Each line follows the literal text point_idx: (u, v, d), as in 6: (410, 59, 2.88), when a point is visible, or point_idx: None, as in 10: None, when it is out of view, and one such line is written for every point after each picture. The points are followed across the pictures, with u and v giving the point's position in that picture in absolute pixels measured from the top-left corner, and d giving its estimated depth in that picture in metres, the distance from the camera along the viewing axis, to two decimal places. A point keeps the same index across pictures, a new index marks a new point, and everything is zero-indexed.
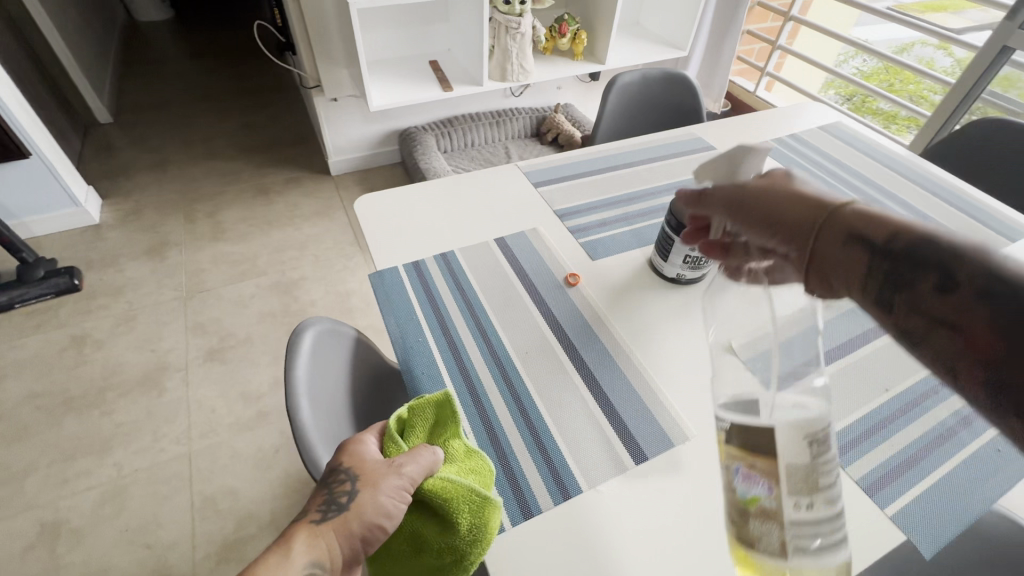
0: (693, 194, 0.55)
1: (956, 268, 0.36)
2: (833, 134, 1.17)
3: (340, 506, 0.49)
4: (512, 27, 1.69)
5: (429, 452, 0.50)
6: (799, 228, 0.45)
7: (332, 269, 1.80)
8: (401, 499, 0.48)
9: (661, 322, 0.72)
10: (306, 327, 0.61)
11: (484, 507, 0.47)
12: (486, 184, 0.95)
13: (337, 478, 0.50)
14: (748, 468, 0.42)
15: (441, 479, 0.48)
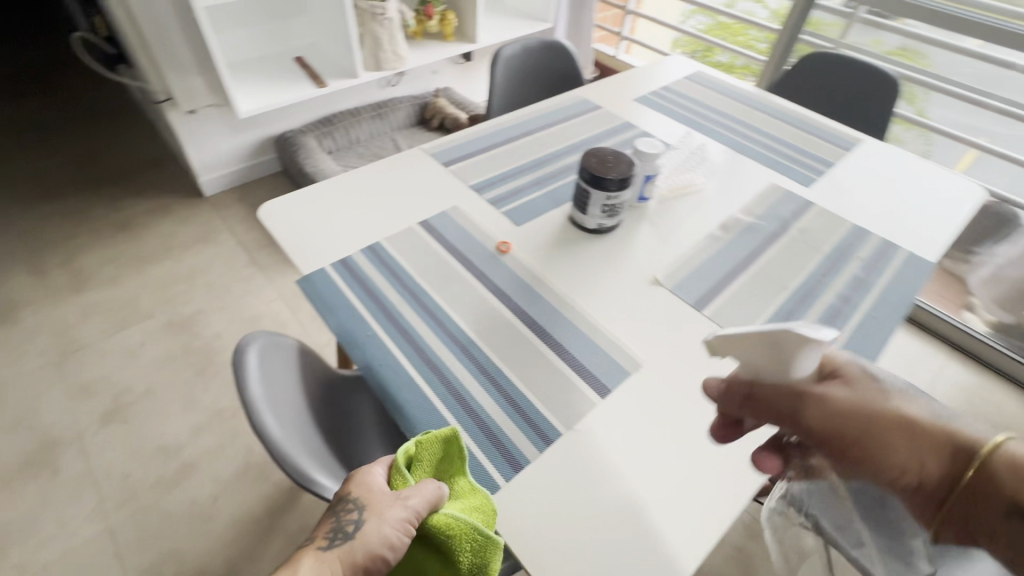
0: (746, 399, 0.48)
1: None
2: (695, 82, 1.30)
3: (346, 535, 0.50)
4: (378, 14, 1.64)
5: (435, 488, 0.50)
6: (928, 479, 0.42)
7: (232, 295, 1.65)
8: (404, 532, 0.48)
9: (592, 271, 0.77)
10: (247, 342, 0.57)
11: (487, 549, 0.47)
12: (395, 171, 0.93)
13: (345, 506, 0.51)
14: None
15: (446, 515, 0.49)
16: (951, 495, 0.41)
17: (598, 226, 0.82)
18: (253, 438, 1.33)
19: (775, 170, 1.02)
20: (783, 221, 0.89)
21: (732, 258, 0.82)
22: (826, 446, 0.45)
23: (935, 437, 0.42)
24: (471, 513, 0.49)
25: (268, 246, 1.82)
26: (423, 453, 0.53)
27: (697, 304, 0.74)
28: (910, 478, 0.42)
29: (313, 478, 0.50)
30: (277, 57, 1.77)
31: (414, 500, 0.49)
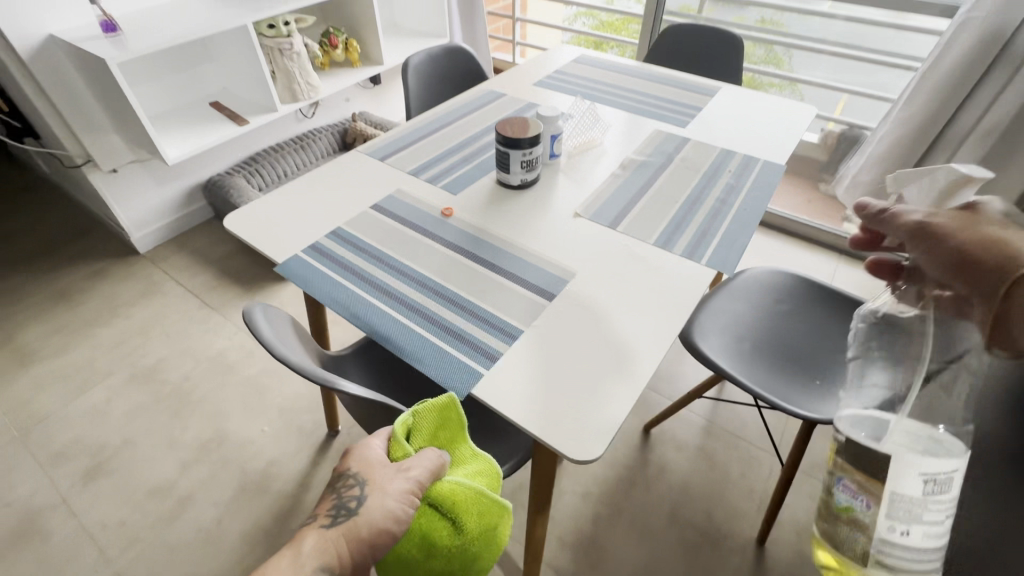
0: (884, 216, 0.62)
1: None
2: (582, 63, 1.51)
3: (349, 511, 0.62)
4: (285, 48, 1.75)
5: (437, 458, 0.65)
6: (982, 281, 0.48)
7: (191, 338, 1.68)
8: (407, 501, 0.62)
9: (523, 217, 0.94)
10: (254, 306, 0.69)
11: (488, 505, 0.66)
12: (339, 172, 1.05)
13: (348, 484, 0.64)
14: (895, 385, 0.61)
15: (454, 484, 0.65)
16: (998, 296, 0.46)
17: (521, 181, 0.98)
18: (243, 460, 1.37)
19: (657, 119, 1.23)
20: (668, 155, 1.10)
21: (633, 188, 1.01)
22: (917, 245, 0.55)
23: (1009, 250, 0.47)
24: (475, 478, 0.68)
25: (217, 286, 1.86)
26: (424, 426, 0.68)
27: (612, 224, 0.92)
28: (963, 285, 0.50)
29: (349, 389, 0.67)
30: (193, 104, 1.83)
31: (415, 472, 0.64)
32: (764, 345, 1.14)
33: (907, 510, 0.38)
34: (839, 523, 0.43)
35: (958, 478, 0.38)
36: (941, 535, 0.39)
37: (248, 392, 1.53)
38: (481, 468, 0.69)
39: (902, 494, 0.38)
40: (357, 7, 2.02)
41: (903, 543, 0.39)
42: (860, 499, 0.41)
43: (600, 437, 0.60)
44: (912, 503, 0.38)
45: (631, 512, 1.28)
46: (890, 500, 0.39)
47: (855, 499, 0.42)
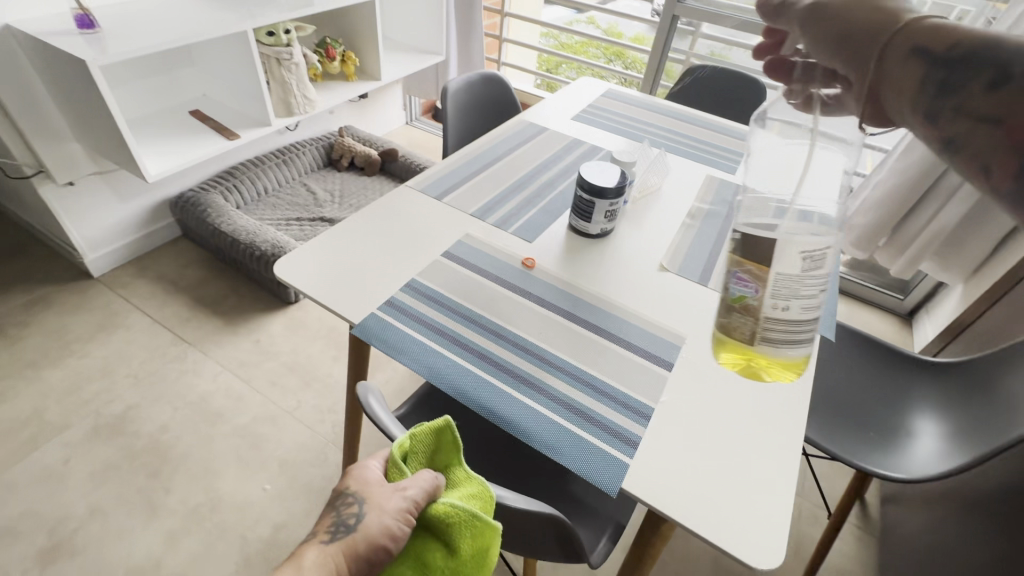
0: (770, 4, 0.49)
1: (1005, 64, 0.33)
2: (611, 98, 1.49)
3: (347, 528, 0.56)
4: (284, 59, 1.60)
5: (430, 476, 0.57)
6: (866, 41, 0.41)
7: (165, 382, 1.46)
8: (403, 520, 0.54)
9: (609, 268, 0.88)
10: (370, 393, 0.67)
11: (484, 531, 0.53)
12: (393, 212, 0.94)
13: (347, 501, 0.58)
14: (742, 273, 0.55)
15: (444, 502, 0.55)
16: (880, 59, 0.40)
17: (600, 231, 0.93)
18: (245, 526, 1.20)
19: (705, 164, 1.22)
20: (729, 204, 1.08)
21: (710, 239, 0.98)
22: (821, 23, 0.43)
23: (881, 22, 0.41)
24: (467, 500, 0.56)
25: (192, 318, 1.64)
26: (416, 446, 0.60)
27: (702, 280, 0.88)
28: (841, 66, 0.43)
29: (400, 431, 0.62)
30: (170, 112, 1.63)
31: (411, 489, 0.56)
32: (814, 394, 1.15)
33: (789, 286, 0.51)
34: (735, 314, 0.57)
35: (829, 256, 0.51)
36: (814, 308, 0.53)
37: (241, 445, 1.35)
38: (477, 490, 0.57)
39: (787, 274, 0.51)
40: (357, 18, 1.90)
41: (785, 315, 0.53)
42: (751, 286, 0.55)
43: (778, 539, 0.55)
44: (793, 279, 0.51)
45: (674, 565, 1.24)
46: (776, 281, 0.52)
47: (747, 288, 0.55)
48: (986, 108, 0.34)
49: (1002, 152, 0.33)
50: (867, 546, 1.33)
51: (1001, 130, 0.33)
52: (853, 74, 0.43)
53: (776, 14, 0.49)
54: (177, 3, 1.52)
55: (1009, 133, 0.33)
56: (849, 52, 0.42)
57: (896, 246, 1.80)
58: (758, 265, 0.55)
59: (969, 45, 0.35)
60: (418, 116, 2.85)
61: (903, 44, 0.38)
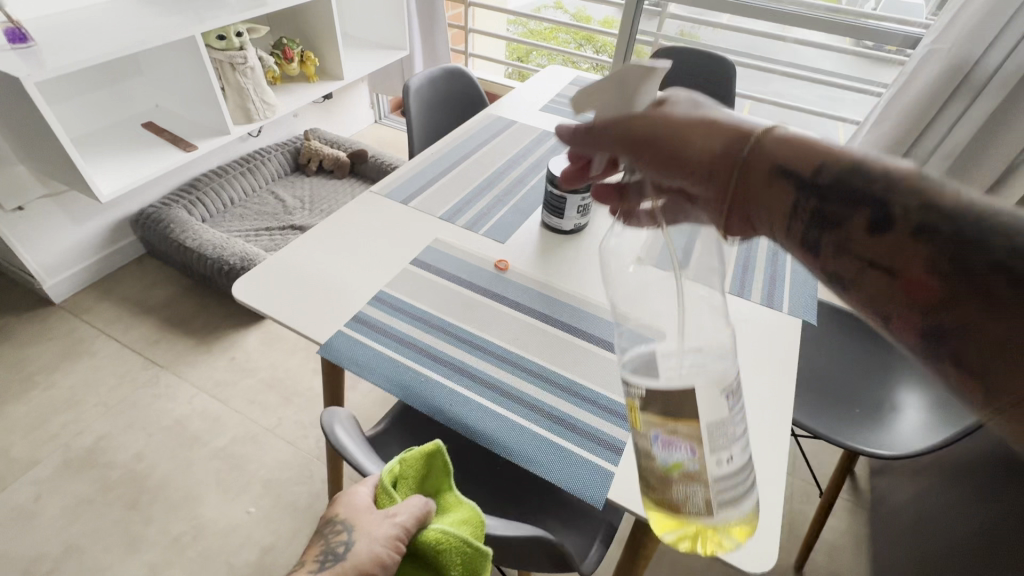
0: (577, 127, 0.48)
1: (889, 200, 0.33)
2: (580, 85, 1.46)
3: (336, 557, 0.55)
4: (239, 63, 1.53)
5: (421, 502, 0.57)
6: (713, 165, 0.42)
7: (138, 409, 1.41)
8: (392, 548, 0.53)
9: (585, 264, 0.86)
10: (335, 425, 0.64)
11: (476, 558, 0.53)
12: (359, 220, 0.90)
13: (336, 528, 0.57)
14: (670, 436, 0.45)
15: (436, 530, 0.54)
16: (734, 174, 0.41)
17: (574, 226, 0.90)
18: (230, 552, 1.16)
19: None
20: None
21: None
22: (642, 150, 0.44)
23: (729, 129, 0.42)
24: (457, 526, 0.56)
25: (162, 340, 1.58)
26: (405, 471, 0.59)
27: None
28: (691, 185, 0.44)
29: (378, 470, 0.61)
30: (121, 126, 1.55)
31: (400, 516, 0.55)
32: (801, 374, 1.14)
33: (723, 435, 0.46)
34: (676, 483, 0.46)
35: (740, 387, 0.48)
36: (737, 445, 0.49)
37: (222, 467, 1.31)
38: (467, 514, 0.57)
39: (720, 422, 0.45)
40: (313, 16, 1.83)
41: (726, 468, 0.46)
42: (685, 450, 0.45)
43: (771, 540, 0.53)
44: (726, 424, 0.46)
45: (670, 554, 1.24)
46: (710, 435, 0.45)
47: (681, 452, 0.45)
48: (871, 250, 0.33)
49: (900, 306, 0.32)
50: (859, 519, 1.34)
51: (893, 276, 0.33)
52: (705, 190, 0.43)
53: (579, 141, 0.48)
54: (119, 11, 1.44)
55: (905, 284, 0.32)
56: (703, 175, 0.43)
57: None
58: (686, 424, 0.44)
59: (831, 172, 0.36)
60: (388, 113, 2.79)
61: (767, 167, 0.39)
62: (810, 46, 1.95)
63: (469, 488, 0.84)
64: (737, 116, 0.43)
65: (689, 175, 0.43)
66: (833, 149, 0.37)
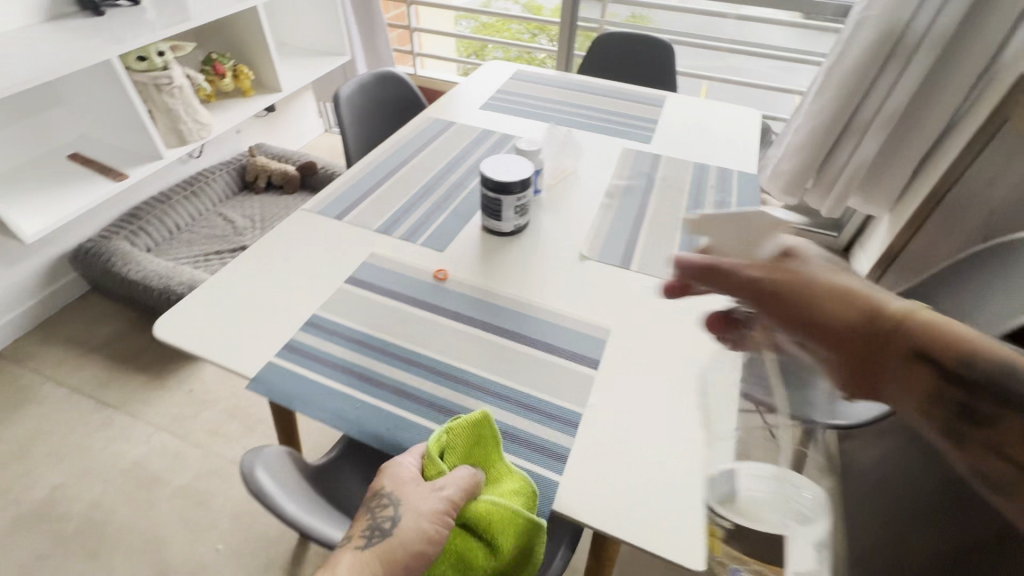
0: (706, 266, 0.61)
1: (1014, 396, 0.42)
2: (519, 79, 1.43)
3: (385, 532, 0.50)
4: (164, 83, 1.47)
5: (465, 473, 0.54)
6: (844, 332, 0.51)
7: (92, 454, 1.35)
8: (440, 523, 0.51)
9: (528, 266, 0.84)
10: (254, 450, 0.54)
11: (528, 527, 0.54)
12: (291, 240, 0.86)
13: (382, 501, 0.52)
14: None
15: (487, 502, 0.54)
16: (864, 342, 0.50)
17: (514, 227, 0.88)
18: None
19: (620, 137, 1.18)
20: (648, 176, 1.05)
21: (630, 218, 0.94)
22: (777, 308, 0.56)
23: (858, 302, 0.51)
24: (510, 497, 0.55)
25: (114, 378, 1.51)
26: (452, 444, 0.56)
27: (624, 263, 0.85)
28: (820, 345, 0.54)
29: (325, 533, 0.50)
30: (44, 160, 1.48)
31: (448, 489, 0.53)
32: None
33: None
34: None
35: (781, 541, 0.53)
36: None
37: (186, 506, 1.26)
38: (518, 486, 0.55)
39: None
40: (244, 27, 1.76)
41: None
42: None
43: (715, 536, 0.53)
44: None
45: None
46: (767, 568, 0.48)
47: None
48: (1009, 450, 0.42)
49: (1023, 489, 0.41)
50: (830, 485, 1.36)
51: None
52: (833, 353, 0.53)
53: (701, 276, 0.61)
54: (27, 38, 1.36)
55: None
56: (831, 342, 0.53)
57: (823, 187, 1.82)
58: None
59: (966, 361, 0.44)
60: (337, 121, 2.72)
61: (902, 353, 0.48)
62: (750, 21, 1.96)
63: None
64: (869, 292, 0.52)
65: (823, 339, 0.53)
66: (963, 336, 0.45)
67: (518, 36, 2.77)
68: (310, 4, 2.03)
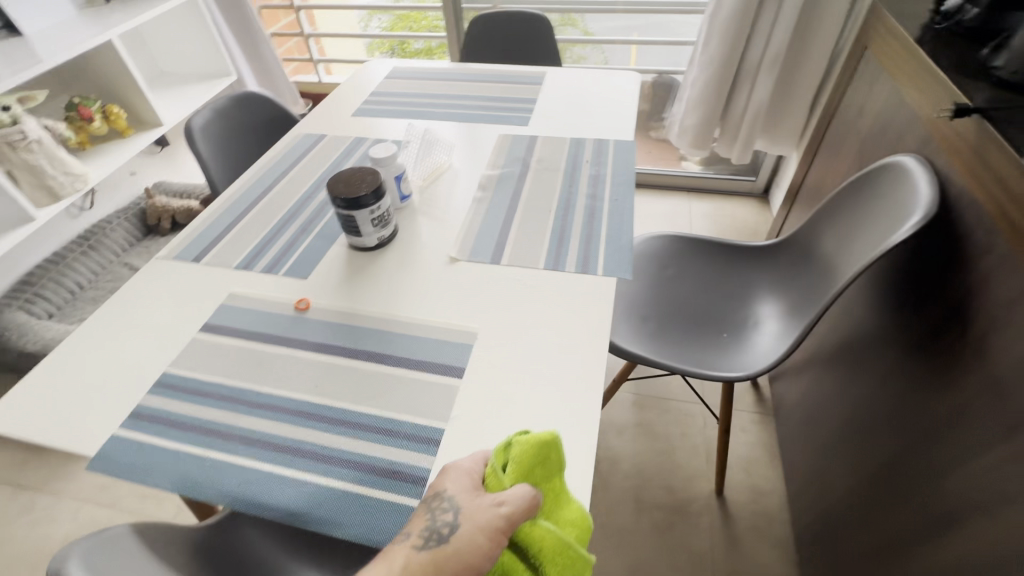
0: None
1: None
2: (395, 77, 1.38)
3: (440, 536, 0.47)
4: (17, 140, 1.35)
5: (529, 493, 0.48)
6: None
7: (14, 543, 1.27)
8: (495, 541, 0.46)
9: (396, 279, 0.81)
10: (72, 541, 0.49)
11: (577, 565, 0.48)
12: (143, 294, 0.81)
13: (441, 504, 0.48)
14: None
15: (543, 529, 0.48)
16: None
17: (379, 240, 0.85)
18: None
19: (497, 124, 1.15)
20: (523, 160, 1.03)
21: (503, 208, 0.92)
22: None
23: None
24: (565, 528, 0.50)
25: (32, 459, 1.43)
26: (521, 457, 0.49)
27: (495, 259, 0.82)
28: None
29: None
30: None
31: (507, 507, 0.48)
32: (671, 312, 1.14)
33: None
34: None
35: None
36: None
37: None
38: (576, 517, 0.51)
39: None
40: (106, 65, 1.65)
41: None
42: None
43: None
44: None
45: (601, 517, 1.25)
46: None
47: None
48: None
49: None
50: (768, 429, 1.39)
51: None
52: None
53: None
54: None
55: None
56: None
57: (728, 135, 1.83)
58: None
59: None
60: None
61: None
62: None
63: (333, 543, 0.79)
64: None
65: None
66: None
67: (438, 23, 2.52)
68: (181, 26, 1.90)
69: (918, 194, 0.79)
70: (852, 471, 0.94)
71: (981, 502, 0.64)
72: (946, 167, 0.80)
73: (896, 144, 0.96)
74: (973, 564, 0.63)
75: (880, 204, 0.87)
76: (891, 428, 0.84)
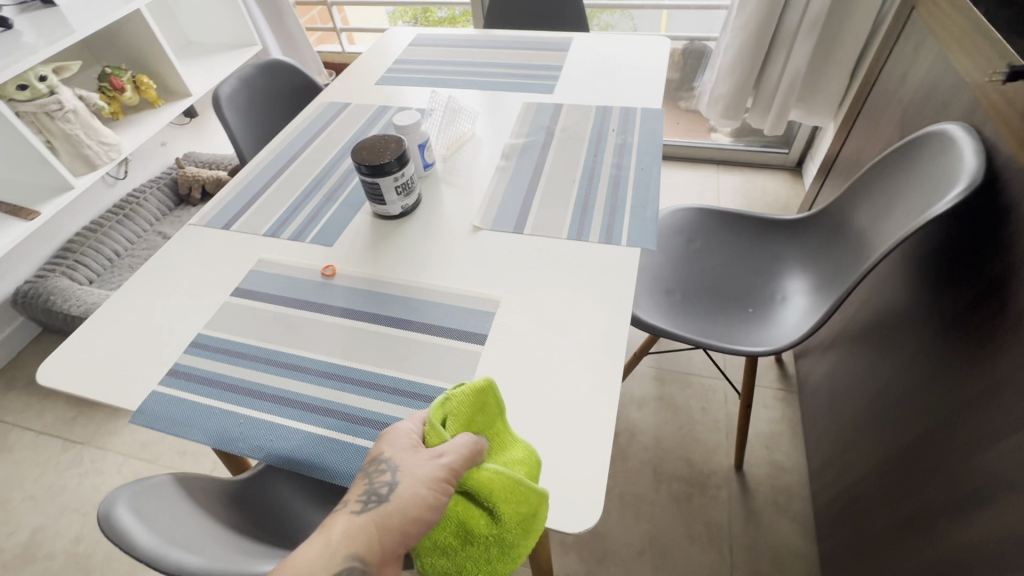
0: None
1: None
2: (418, 44, 1.36)
3: (379, 498, 0.47)
4: (55, 110, 1.39)
5: (470, 441, 0.49)
6: None
7: (67, 492, 1.37)
8: (439, 490, 0.48)
9: (420, 246, 0.81)
10: (119, 487, 0.53)
11: (530, 499, 0.49)
12: (178, 259, 0.83)
13: (379, 467, 0.49)
14: None
15: (490, 472, 0.49)
16: None
17: (403, 209, 0.85)
18: None
19: (521, 92, 1.13)
20: (547, 129, 1.01)
21: (525, 177, 0.91)
22: None
23: None
24: (513, 467, 0.51)
25: (81, 415, 1.52)
26: (458, 409, 0.51)
27: (518, 228, 0.82)
28: None
29: (186, 558, 0.47)
30: None
31: (449, 457, 0.48)
32: (696, 286, 1.13)
33: None
34: None
35: None
36: None
37: None
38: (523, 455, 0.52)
39: None
40: (135, 36, 1.67)
41: None
42: None
43: (595, 496, 0.53)
44: None
45: (619, 486, 1.27)
46: None
47: None
48: None
49: None
50: (791, 407, 1.37)
51: None
52: None
53: None
54: None
55: None
56: None
57: (761, 104, 1.76)
58: None
59: None
60: None
61: None
62: None
63: None
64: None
65: None
66: None
67: None
68: None
69: (962, 164, 0.75)
70: (878, 449, 0.92)
71: (1012, 479, 0.62)
72: (995, 135, 0.76)
73: (942, 112, 0.91)
74: (1000, 540, 0.63)
75: (921, 174, 0.84)
76: (922, 405, 0.82)
